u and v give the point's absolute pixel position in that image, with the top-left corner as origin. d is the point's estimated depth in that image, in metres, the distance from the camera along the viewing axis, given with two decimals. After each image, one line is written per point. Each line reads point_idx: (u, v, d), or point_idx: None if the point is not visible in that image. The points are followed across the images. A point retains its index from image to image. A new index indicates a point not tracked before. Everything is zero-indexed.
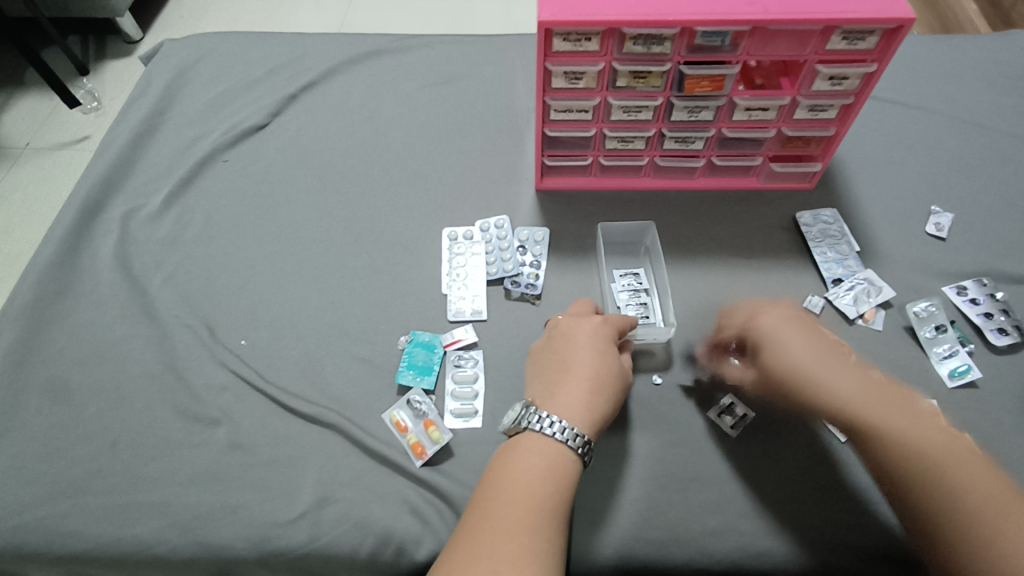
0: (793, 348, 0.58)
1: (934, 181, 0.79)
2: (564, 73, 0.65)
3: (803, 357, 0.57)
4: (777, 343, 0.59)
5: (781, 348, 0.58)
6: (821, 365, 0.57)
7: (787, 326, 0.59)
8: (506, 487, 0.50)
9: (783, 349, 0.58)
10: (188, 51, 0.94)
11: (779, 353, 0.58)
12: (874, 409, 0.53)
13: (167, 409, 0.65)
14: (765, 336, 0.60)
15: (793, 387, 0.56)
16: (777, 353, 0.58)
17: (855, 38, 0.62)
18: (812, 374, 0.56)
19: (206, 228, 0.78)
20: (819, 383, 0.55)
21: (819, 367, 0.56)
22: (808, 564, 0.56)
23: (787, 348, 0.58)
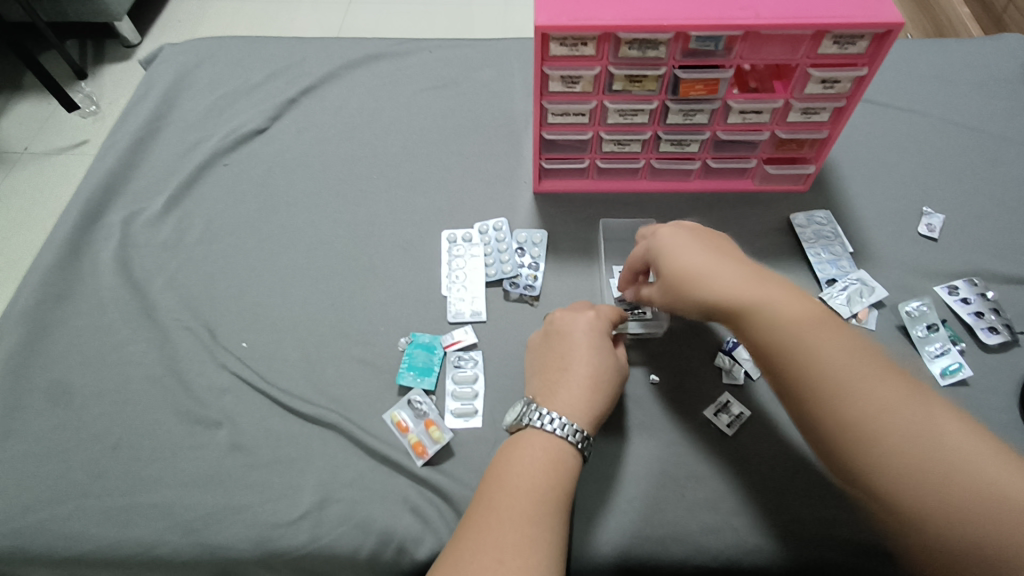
0: (706, 255, 0.55)
1: (926, 182, 0.80)
2: (561, 77, 0.66)
3: (712, 266, 0.54)
4: (692, 248, 0.56)
5: (693, 252, 0.55)
6: (737, 277, 0.53)
7: (692, 244, 0.56)
8: (510, 479, 0.51)
9: (694, 256, 0.55)
10: (189, 56, 0.94)
11: (691, 259, 0.55)
12: (800, 321, 0.48)
13: (169, 411, 0.66)
14: (680, 240, 0.56)
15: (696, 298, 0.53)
16: (691, 257, 0.55)
17: (846, 42, 0.63)
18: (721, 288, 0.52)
19: (207, 231, 0.78)
20: (728, 297, 0.52)
21: (732, 276, 0.53)
22: (802, 560, 0.57)
23: (698, 254, 0.55)
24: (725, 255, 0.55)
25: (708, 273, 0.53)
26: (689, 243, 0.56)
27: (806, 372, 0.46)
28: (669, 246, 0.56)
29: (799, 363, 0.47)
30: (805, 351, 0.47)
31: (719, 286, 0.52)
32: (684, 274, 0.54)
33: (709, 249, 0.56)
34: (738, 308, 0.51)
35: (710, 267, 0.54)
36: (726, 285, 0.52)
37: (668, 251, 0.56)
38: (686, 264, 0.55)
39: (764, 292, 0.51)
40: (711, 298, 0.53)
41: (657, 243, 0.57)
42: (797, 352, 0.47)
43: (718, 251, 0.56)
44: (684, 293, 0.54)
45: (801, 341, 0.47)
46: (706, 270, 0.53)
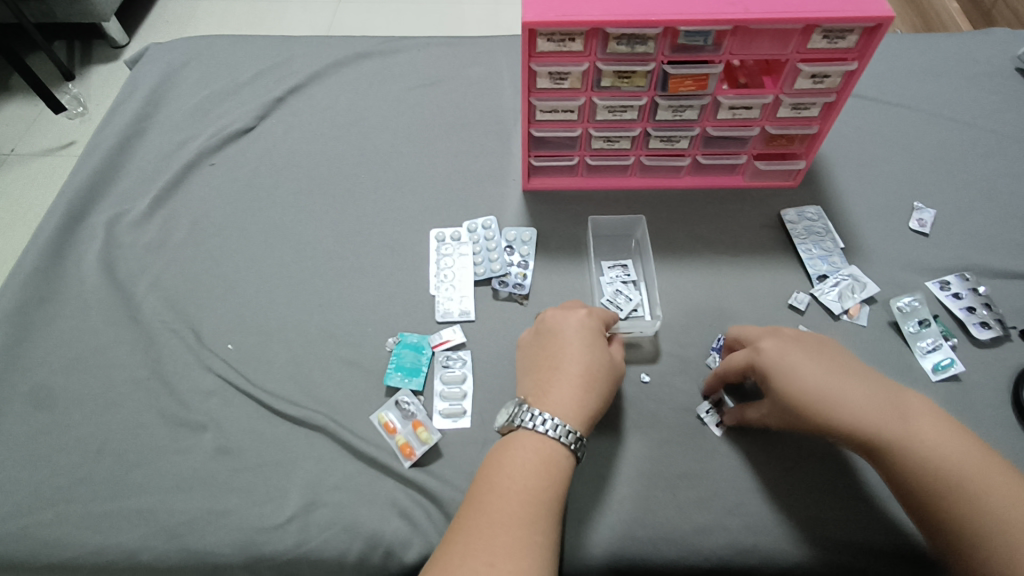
0: (824, 371, 0.51)
1: (917, 177, 0.80)
2: (549, 73, 0.66)
3: (833, 388, 0.50)
4: (804, 362, 0.52)
5: (807, 368, 0.52)
6: (854, 387, 0.50)
7: (803, 346, 0.54)
8: (501, 482, 0.50)
9: (807, 374, 0.51)
10: (174, 55, 0.93)
11: (793, 362, 0.53)
12: (945, 453, 0.46)
13: (153, 415, 0.65)
14: (787, 355, 0.53)
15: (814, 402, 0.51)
16: (805, 374, 0.51)
17: (836, 37, 0.62)
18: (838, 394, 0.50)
19: (192, 232, 0.77)
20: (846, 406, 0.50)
21: (856, 397, 0.50)
22: (796, 559, 0.56)
23: (812, 369, 0.51)
24: (843, 369, 0.52)
25: (830, 395, 0.50)
26: (798, 356, 0.53)
27: (958, 510, 0.44)
28: (774, 361, 0.53)
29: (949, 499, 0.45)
30: (960, 486, 0.44)
31: (842, 409, 0.49)
32: (795, 395, 0.51)
33: (820, 362, 0.52)
34: (872, 434, 0.48)
35: (821, 375, 0.51)
36: (851, 409, 0.49)
37: (774, 368, 0.53)
38: (800, 384, 0.51)
39: (903, 418, 0.48)
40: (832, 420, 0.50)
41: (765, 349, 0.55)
42: (949, 485, 0.45)
43: (831, 362, 0.52)
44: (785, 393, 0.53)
45: (956, 476, 0.45)
46: (830, 392, 0.50)
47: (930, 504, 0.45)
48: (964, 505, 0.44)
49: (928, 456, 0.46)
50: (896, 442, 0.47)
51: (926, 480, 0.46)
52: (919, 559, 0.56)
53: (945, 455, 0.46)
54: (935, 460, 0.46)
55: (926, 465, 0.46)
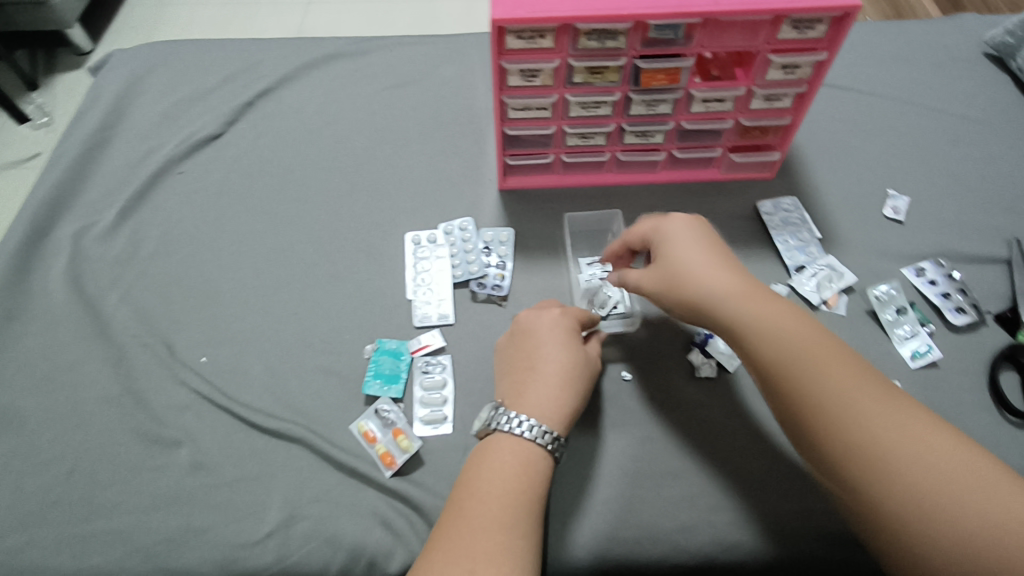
0: (712, 264, 0.54)
1: (892, 165, 0.80)
2: (520, 71, 0.65)
3: (716, 276, 0.53)
4: (693, 249, 0.55)
5: (697, 258, 0.54)
6: (726, 277, 0.53)
7: (694, 231, 0.57)
8: (480, 487, 0.50)
9: (695, 263, 0.54)
10: (139, 61, 0.91)
11: (685, 245, 0.55)
12: (796, 334, 0.48)
13: (125, 433, 0.63)
14: (678, 248, 0.56)
15: (688, 281, 0.54)
16: (690, 260, 0.54)
17: (805, 27, 0.62)
18: (709, 274, 0.53)
19: (162, 243, 0.75)
20: (717, 289, 0.52)
21: (729, 285, 0.52)
22: (777, 552, 0.56)
23: (701, 256, 0.54)
24: (730, 264, 0.55)
25: (707, 279, 0.53)
26: (693, 247, 0.55)
27: (806, 397, 0.45)
28: (672, 252, 0.56)
29: (800, 388, 0.46)
30: (811, 373, 0.46)
31: (719, 296, 0.52)
32: (684, 282, 0.54)
33: (711, 255, 0.55)
34: (740, 323, 0.50)
35: (702, 261, 0.54)
36: (726, 297, 0.52)
37: (668, 259, 0.56)
38: (688, 272, 0.54)
39: (773, 311, 0.50)
40: (709, 307, 0.52)
41: (662, 234, 0.57)
42: (799, 373, 0.46)
43: (722, 256, 0.55)
44: (670, 273, 0.55)
45: (807, 364, 0.46)
46: (710, 280, 0.53)
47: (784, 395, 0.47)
48: (810, 391, 0.45)
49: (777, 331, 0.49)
50: (753, 321, 0.50)
51: (778, 357, 0.48)
52: None
53: (790, 333, 0.48)
54: (785, 339, 0.48)
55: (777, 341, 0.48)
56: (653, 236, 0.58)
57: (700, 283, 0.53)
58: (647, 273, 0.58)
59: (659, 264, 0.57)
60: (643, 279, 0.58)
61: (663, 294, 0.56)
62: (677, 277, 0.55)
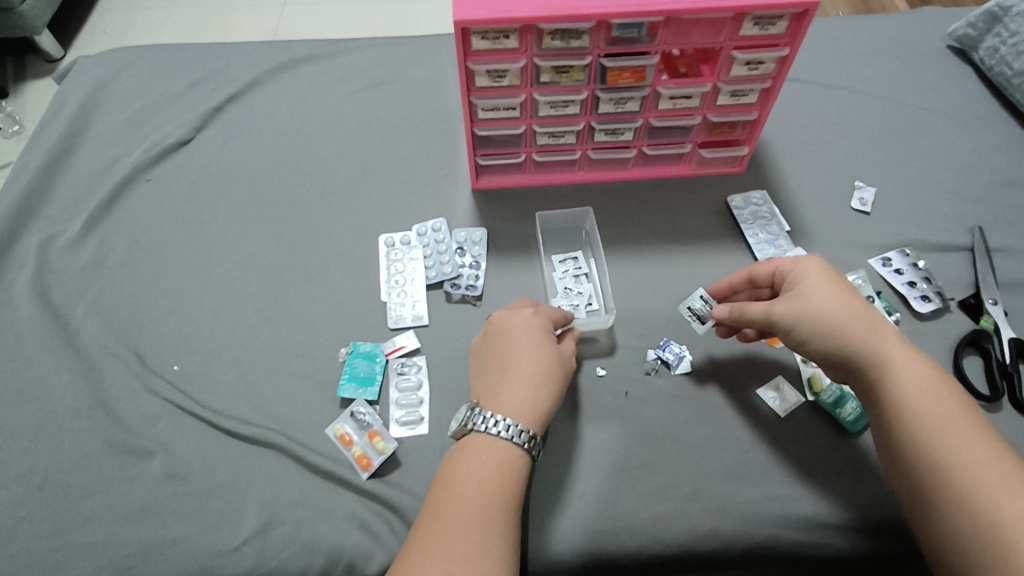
0: (840, 301, 0.53)
1: (858, 157, 0.82)
2: (487, 72, 0.65)
3: (851, 314, 0.53)
4: (829, 290, 0.54)
5: (829, 296, 0.54)
6: (861, 323, 0.52)
7: (829, 272, 0.56)
8: (455, 487, 0.50)
9: (832, 292, 0.54)
10: (103, 67, 0.90)
11: (822, 283, 0.55)
12: (924, 392, 0.48)
13: (97, 444, 0.62)
14: (811, 274, 0.56)
15: (819, 320, 0.53)
16: (825, 299, 0.53)
17: (767, 23, 0.63)
18: (843, 317, 0.53)
19: (132, 252, 0.75)
20: (851, 336, 0.52)
21: (864, 333, 0.52)
22: (754, 540, 0.57)
23: (836, 297, 0.54)
24: (857, 301, 0.54)
25: (842, 321, 0.52)
26: (827, 282, 0.55)
27: (917, 443, 0.47)
28: (802, 284, 0.55)
29: (912, 435, 0.47)
30: (923, 422, 0.47)
31: (853, 342, 0.52)
32: (813, 314, 0.53)
33: (847, 294, 0.54)
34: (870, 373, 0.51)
35: (840, 305, 0.53)
36: (860, 335, 0.52)
37: (801, 287, 0.55)
38: (826, 300, 0.54)
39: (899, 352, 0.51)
40: (835, 339, 0.53)
41: (796, 271, 0.56)
42: (909, 420, 0.48)
43: (855, 300, 0.54)
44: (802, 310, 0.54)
45: (919, 412, 0.47)
46: (835, 316, 0.53)
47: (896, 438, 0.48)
48: (916, 439, 0.47)
49: (908, 386, 0.49)
50: (886, 372, 0.50)
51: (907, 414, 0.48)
52: (881, 531, 0.57)
53: (919, 391, 0.48)
54: (910, 396, 0.48)
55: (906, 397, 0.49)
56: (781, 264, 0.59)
57: (836, 326, 0.52)
58: (769, 306, 0.56)
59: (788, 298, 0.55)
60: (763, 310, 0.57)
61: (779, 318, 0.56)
62: (794, 309, 0.54)
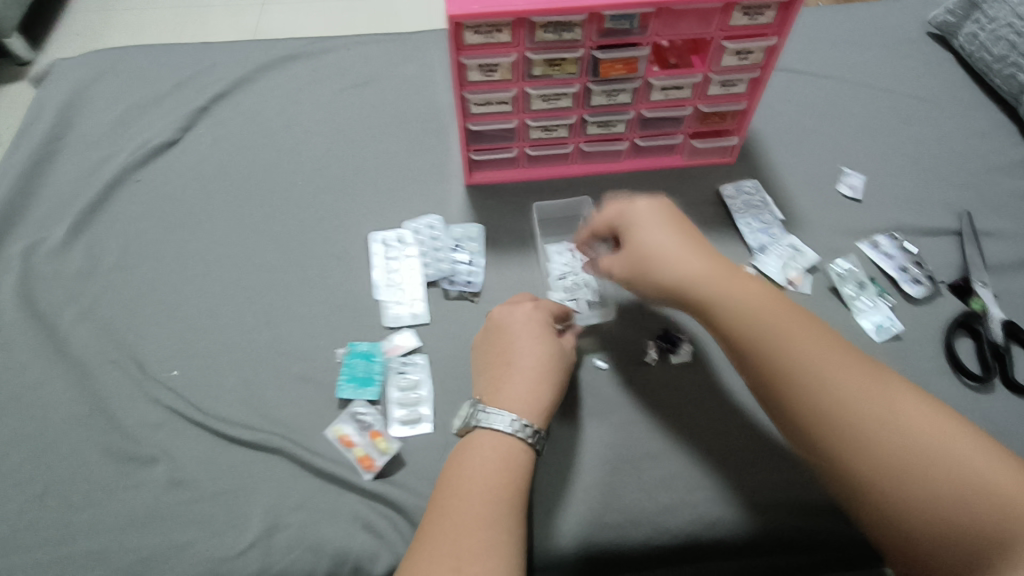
0: (678, 256, 0.55)
1: (847, 145, 0.83)
2: (479, 66, 0.64)
3: (692, 265, 0.54)
4: (666, 244, 0.56)
5: (668, 250, 0.55)
6: (705, 274, 0.54)
7: (662, 225, 0.57)
8: (462, 484, 0.50)
9: (683, 252, 0.55)
10: (83, 69, 0.87)
11: (658, 239, 0.56)
12: (779, 337, 0.49)
13: (92, 453, 0.61)
14: (659, 240, 0.56)
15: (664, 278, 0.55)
16: (664, 254, 0.55)
17: (755, 13, 0.64)
18: (686, 270, 0.54)
19: (121, 256, 0.73)
20: (700, 290, 0.53)
21: (712, 283, 0.53)
22: (758, 527, 0.58)
23: (674, 251, 0.55)
24: (695, 249, 0.56)
25: (689, 276, 0.54)
26: (663, 234, 0.56)
27: (789, 397, 0.47)
28: (642, 240, 0.56)
29: (785, 388, 0.48)
30: (787, 373, 0.48)
31: (704, 294, 0.53)
32: (660, 271, 0.55)
33: (682, 241, 0.56)
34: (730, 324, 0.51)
35: (680, 258, 0.55)
36: (707, 287, 0.53)
37: (642, 247, 0.56)
38: (682, 266, 0.55)
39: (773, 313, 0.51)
40: (710, 306, 0.53)
41: (631, 229, 0.58)
42: (775, 371, 0.48)
43: (690, 248, 0.55)
44: (651, 268, 0.55)
45: (780, 363, 0.48)
46: (678, 271, 0.54)
47: (795, 404, 0.47)
48: (785, 388, 0.48)
49: (765, 335, 0.49)
50: (743, 325, 0.51)
51: (771, 364, 0.49)
52: None
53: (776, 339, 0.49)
54: (769, 345, 0.49)
55: (764, 345, 0.49)
56: (623, 226, 0.58)
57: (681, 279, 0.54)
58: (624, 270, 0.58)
59: (633, 256, 0.57)
60: (617, 269, 0.59)
61: (643, 285, 0.57)
62: (645, 270, 0.56)
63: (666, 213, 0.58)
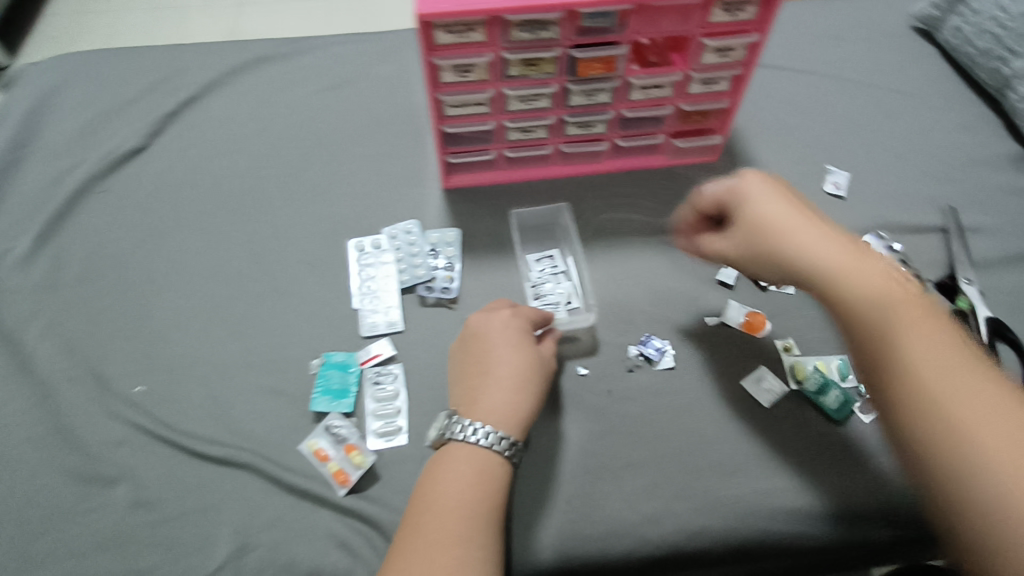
0: (794, 222, 0.50)
1: (832, 142, 0.81)
2: (453, 67, 0.62)
3: (809, 233, 0.49)
4: (781, 210, 0.50)
5: (782, 217, 0.50)
6: (827, 245, 0.48)
7: (776, 192, 0.52)
8: (436, 500, 0.48)
9: (803, 225, 0.49)
10: (49, 75, 0.85)
11: (773, 205, 0.51)
12: (900, 316, 0.43)
13: (56, 474, 0.59)
14: (776, 210, 0.50)
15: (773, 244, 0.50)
16: (776, 220, 0.50)
17: (735, 9, 0.62)
18: (800, 238, 0.49)
19: (88, 268, 0.71)
20: (815, 261, 0.48)
21: (833, 253, 0.48)
22: (742, 536, 0.57)
23: (789, 218, 0.50)
24: (816, 221, 0.50)
25: (802, 242, 0.49)
26: (778, 201, 0.51)
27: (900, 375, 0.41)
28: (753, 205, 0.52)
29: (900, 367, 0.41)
30: (902, 351, 0.42)
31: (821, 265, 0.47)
32: (770, 236, 0.50)
33: (800, 212, 0.51)
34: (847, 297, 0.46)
35: (798, 227, 0.49)
36: (825, 256, 0.48)
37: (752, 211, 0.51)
38: (802, 241, 0.49)
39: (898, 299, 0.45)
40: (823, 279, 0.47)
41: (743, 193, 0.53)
42: (890, 347, 0.42)
43: (809, 219, 0.50)
44: (759, 232, 0.51)
45: (897, 341, 0.42)
46: (795, 238, 0.49)
47: (894, 395, 0.41)
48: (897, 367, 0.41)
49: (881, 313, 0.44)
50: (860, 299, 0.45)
51: (885, 340, 0.43)
52: (870, 518, 0.57)
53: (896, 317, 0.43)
54: (882, 322, 0.43)
55: (881, 321, 0.44)
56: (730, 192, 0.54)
57: (795, 246, 0.49)
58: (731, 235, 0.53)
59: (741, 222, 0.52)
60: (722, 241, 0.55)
61: (748, 253, 0.52)
62: (752, 234, 0.51)
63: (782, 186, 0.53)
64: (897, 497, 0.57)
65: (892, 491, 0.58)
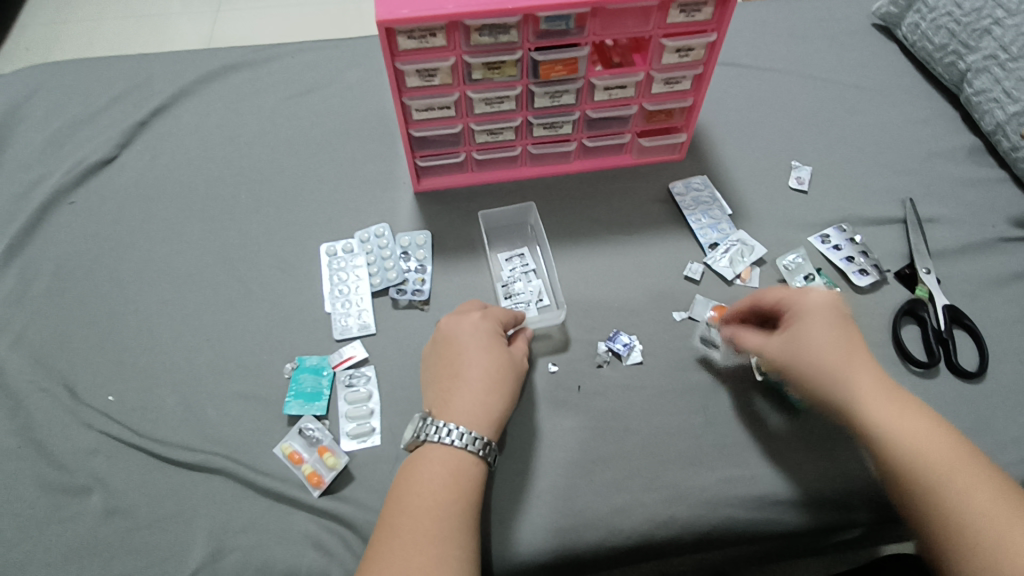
0: (832, 346, 0.51)
1: (795, 138, 0.83)
2: (417, 71, 0.63)
3: (842, 357, 0.51)
4: (823, 332, 0.52)
5: (823, 339, 0.52)
6: (862, 371, 0.50)
7: (824, 314, 0.53)
8: (411, 500, 0.49)
9: (846, 353, 0.51)
10: (16, 86, 0.85)
11: (816, 329, 0.53)
12: (919, 443, 0.46)
13: (28, 485, 0.59)
14: (818, 334, 0.52)
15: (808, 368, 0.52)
16: (817, 341, 0.52)
17: (692, 10, 0.63)
18: (838, 363, 0.51)
19: (58, 278, 0.71)
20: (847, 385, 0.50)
21: (863, 378, 0.50)
22: (713, 524, 0.58)
23: (829, 339, 0.52)
24: (855, 344, 0.52)
25: (837, 365, 0.50)
26: (824, 325, 0.53)
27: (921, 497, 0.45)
28: (800, 324, 0.54)
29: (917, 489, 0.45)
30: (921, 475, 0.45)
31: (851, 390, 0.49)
32: (806, 357, 0.52)
33: (844, 336, 0.52)
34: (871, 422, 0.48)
35: (837, 351, 0.51)
36: (854, 379, 0.50)
37: (797, 328, 0.54)
38: (846, 373, 0.50)
39: (938, 448, 0.45)
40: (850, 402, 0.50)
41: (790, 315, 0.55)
42: (910, 470, 0.45)
43: (849, 343, 0.52)
44: (799, 354, 0.53)
45: (917, 466, 0.45)
46: (831, 364, 0.51)
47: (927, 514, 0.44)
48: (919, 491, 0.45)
49: (902, 438, 0.46)
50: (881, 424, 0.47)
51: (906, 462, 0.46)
52: (824, 503, 0.58)
53: (913, 442, 0.46)
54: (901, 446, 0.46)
55: (900, 447, 0.46)
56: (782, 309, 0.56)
57: (831, 370, 0.51)
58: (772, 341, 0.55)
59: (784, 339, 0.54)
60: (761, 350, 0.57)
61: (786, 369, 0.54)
62: (794, 355, 0.53)
63: (831, 306, 0.54)
64: (852, 482, 0.59)
65: (848, 476, 0.59)
